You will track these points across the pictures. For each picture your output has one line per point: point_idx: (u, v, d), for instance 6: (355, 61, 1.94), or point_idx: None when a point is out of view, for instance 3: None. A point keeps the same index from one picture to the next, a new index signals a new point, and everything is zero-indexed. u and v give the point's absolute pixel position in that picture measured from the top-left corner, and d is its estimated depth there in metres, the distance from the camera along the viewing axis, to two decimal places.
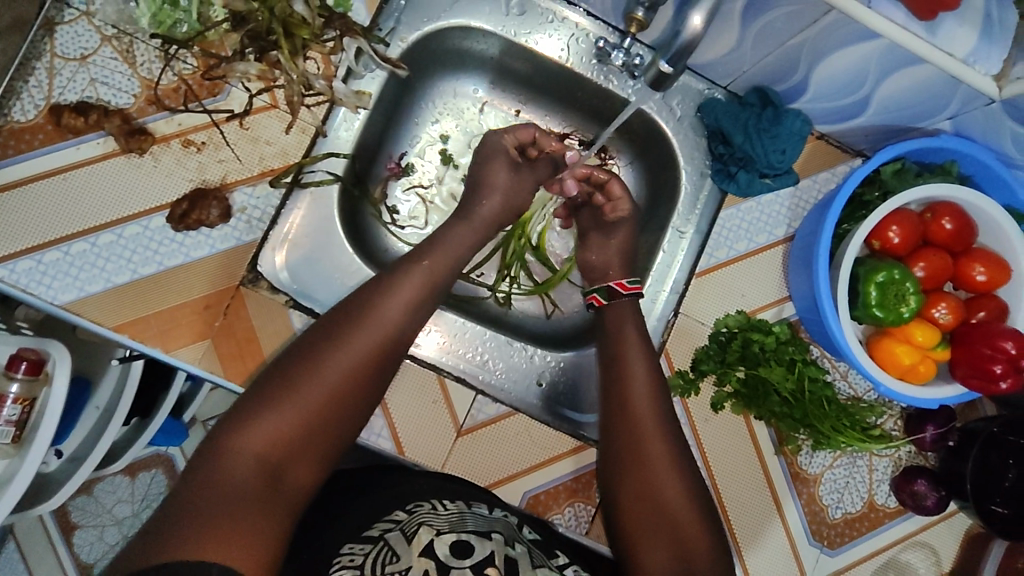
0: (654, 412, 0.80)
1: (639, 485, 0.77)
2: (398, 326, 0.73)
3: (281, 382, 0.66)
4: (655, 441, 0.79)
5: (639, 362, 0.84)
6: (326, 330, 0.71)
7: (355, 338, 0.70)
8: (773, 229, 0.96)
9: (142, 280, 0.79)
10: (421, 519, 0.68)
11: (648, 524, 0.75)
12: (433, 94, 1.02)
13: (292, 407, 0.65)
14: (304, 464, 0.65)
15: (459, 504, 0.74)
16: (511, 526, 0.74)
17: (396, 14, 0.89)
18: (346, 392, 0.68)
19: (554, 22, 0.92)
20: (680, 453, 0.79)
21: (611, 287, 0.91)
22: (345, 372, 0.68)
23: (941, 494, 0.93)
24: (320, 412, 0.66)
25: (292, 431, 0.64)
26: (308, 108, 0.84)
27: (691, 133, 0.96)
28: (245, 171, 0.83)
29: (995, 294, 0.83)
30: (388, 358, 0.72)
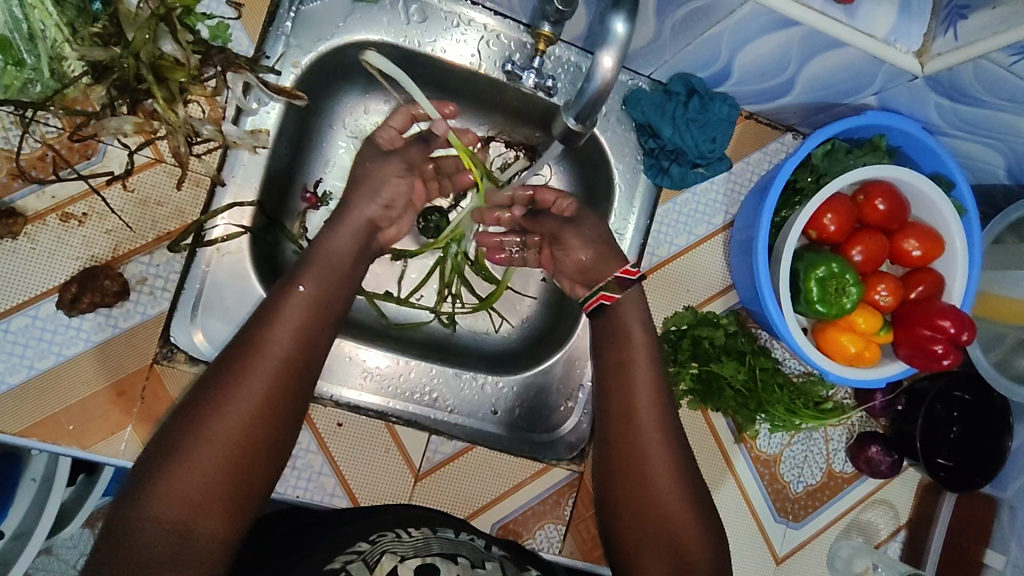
0: (655, 412, 0.74)
1: (638, 501, 0.71)
2: (295, 353, 0.65)
3: (175, 435, 0.58)
4: (659, 458, 0.72)
5: (641, 359, 0.76)
6: (219, 370, 0.62)
7: (253, 371, 0.62)
8: (711, 218, 0.94)
9: (41, 376, 0.73)
10: (385, 547, 0.63)
11: (644, 534, 0.70)
12: (342, 113, 0.92)
13: (194, 458, 0.57)
14: (219, 517, 0.57)
15: (424, 530, 0.69)
16: (477, 546, 0.69)
17: (283, 37, 0.80)
18: (257, 428, 0.60)
19: (459, 25, 0.85)
20: (682, 461, 0.73)
21: (618, 278, 0.80)
22: (246, 416, 0.60)
23: (894, 458, 0.96)
24: (233, 456, 0.59)
25: (197, 486, 0.57)
26: (198, 157, 0.77)
27: (619, 128, 0.91)
28: (137, 239, 0.75)
29: (931, 267, 0.84)
30: (293, 388, 0.64)
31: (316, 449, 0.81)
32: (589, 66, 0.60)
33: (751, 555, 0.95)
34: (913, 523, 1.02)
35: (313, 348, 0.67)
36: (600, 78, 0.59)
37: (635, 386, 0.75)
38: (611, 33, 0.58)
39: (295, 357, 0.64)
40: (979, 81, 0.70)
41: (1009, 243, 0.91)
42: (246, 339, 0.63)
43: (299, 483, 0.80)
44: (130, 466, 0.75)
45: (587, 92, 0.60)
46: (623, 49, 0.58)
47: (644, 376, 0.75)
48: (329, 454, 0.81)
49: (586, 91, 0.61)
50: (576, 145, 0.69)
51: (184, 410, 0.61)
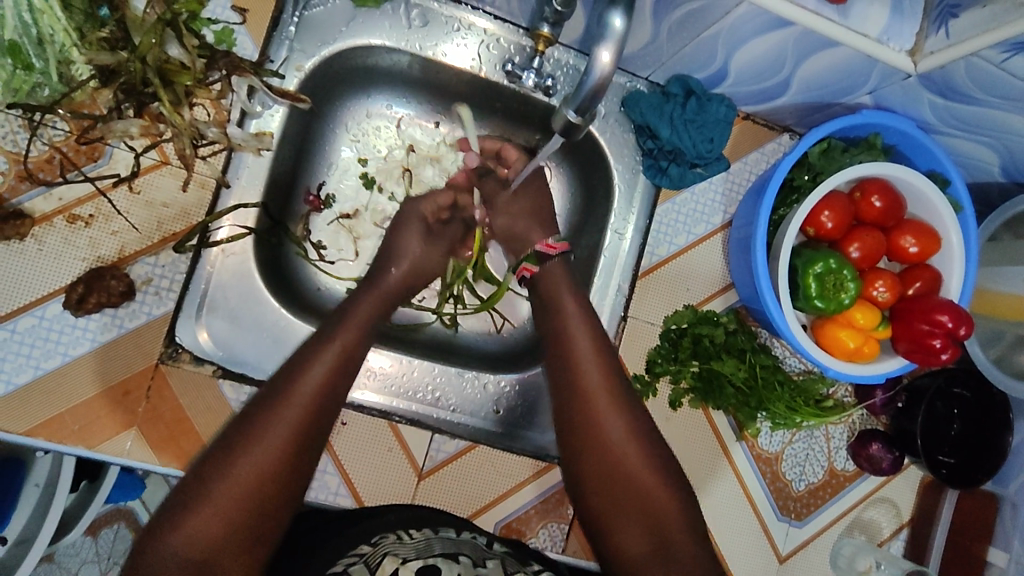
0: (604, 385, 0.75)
1: (598, 465, 0.71)
2: (321, 399, 0.65)
3: (203, 473, 0.59)
4: (609, 416, 0.73)
5: (585, 339, 0.78)
6: (246, 415, 0.63)
7: (279, 415, 0.62)
8: (710, 218, 0.95)
9: (47, 376, 0.73)
10: (387, 549, 0.64)
11: (614, 501, 0.70)
12: (345, 117, 0.94)
13: (220, 498, 0.58)
14: (237, 560, 0.58)
15: (426, 531, 0.69)
16: (479, 544, 0.69)
17: (287, 42, 0.81)
18: (280, 472, 0.60)
19: (460, 30, 0.86)
20: (638, 423, 0.73)
21: (539, 251, 0.87)
22: (271, 459, 0.60)
23: (895, 455, 0.96)
24: (253, 499, 0.59)
25: (219, 527, 0.57)
26: (203, 160, 0.78)
27: (618, 129, 0.92)
28: (143, 240, 0.76)
29: (928, 264, 0.85)
30: (319, 433, 0.64)
31: None
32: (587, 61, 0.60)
33: (754, 554, 0.95)
34: (915, 522, 1.02)
35: (338, 394, 0.67)
36: (598, 72, 0.59)
37: (597, 352, 0.77)
38: (609, 28, 0.58)
39: (321, 403, 0.65)
40: (971, 79, 0.71)
41: (1005, 240, 0.92)
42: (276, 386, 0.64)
43: None
44: (135, 465, 0.75)
45: (586, 86, 0.61)
46: (620, 43, 0.58)
47: (589, 358, 0.77)
48: (332, 452, 0.82)
49: (585, 86, 0.60)
50: (575, 139, 0.68)
51: (211, 450, 0.61)
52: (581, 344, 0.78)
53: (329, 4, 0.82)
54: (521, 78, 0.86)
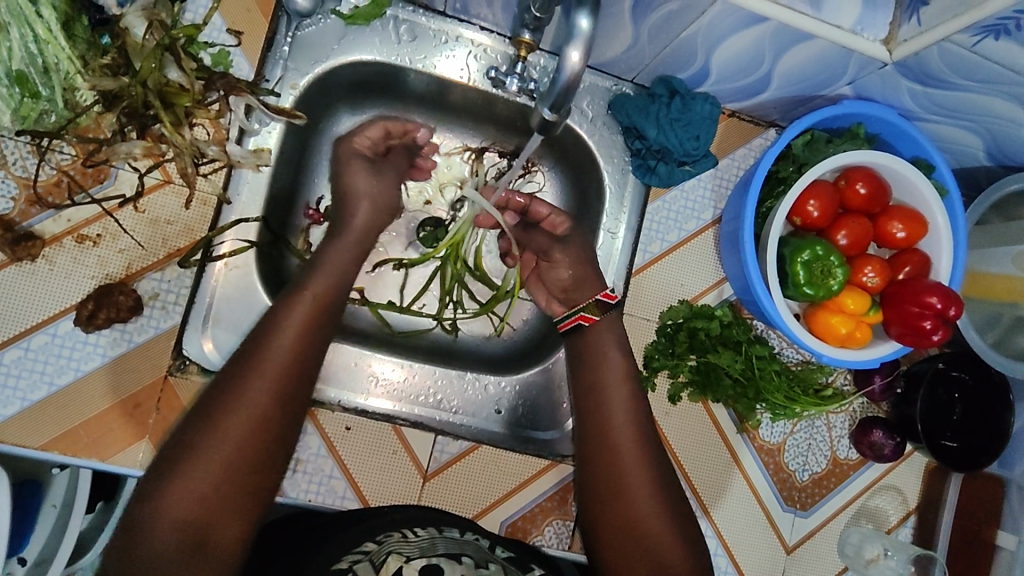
0: (634, 439, 0.78)
1: (618, 512, 0.74)
2: (295, 359, 0.68)
3: (188, 438, 0.62)
4: (635, 467, 0.76)
5: (617, 380, 0.82)
6: (224, 381, 0.65)
7: (256, 377, 0.65)
8: (700, 214, 0.97)
9: (61, 391, 0.76)
10: (391, 547, 0.65)
11: (628, 550, 0.73)
12: (341, 132, 0.97)
13: (202, 462, 0.60)
14: (230, 521, 0.61)
15: (431, 529, 0.71)
16: (483, 546, 0.70)
17: (281, 61, 0.84)
18: (262, 431, 0.64)
19: (448, 42, 0.89)
20: (660, 474, 0.77)
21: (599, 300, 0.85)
22: (251, 420, 0.63)
23: (897, 441, 0.96)
24: (241, 461, 0.62)
25: (208, 490, 0.60)
26: (205, 177, 0.81)
27: (606, 131, 0.95)
28: (149, 257, 0.79)
29: (917, 248, 0.85)
30: (293, 399, 0.67)
31: (326, 454, 0.83)
32: (558, 60, 0.62)
33: (760, 544, 0.96)
34: (923, 508, 1.02)
35: (312, 354, 0.70)
36: (568, 70, 0.62)
37: (630, 395, 0.81)
38: (576, 29, 0.60)
39: (294, 365, 0.68)
40: (944, 63, 0.72)
41: (994, 222, 0.93)
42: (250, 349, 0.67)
43: (311, 487, 0.82)
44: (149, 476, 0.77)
45: (559, 83, 0.63)
46: (588, 43, 0.61)
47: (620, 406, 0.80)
48: (338, 456, 0.83)
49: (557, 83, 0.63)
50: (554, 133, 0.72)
51: (192, 417, 0.64)
52: (615, 396, 0.81)
53: (321, 23, 0.86)
54: (506, 84, 0.89)
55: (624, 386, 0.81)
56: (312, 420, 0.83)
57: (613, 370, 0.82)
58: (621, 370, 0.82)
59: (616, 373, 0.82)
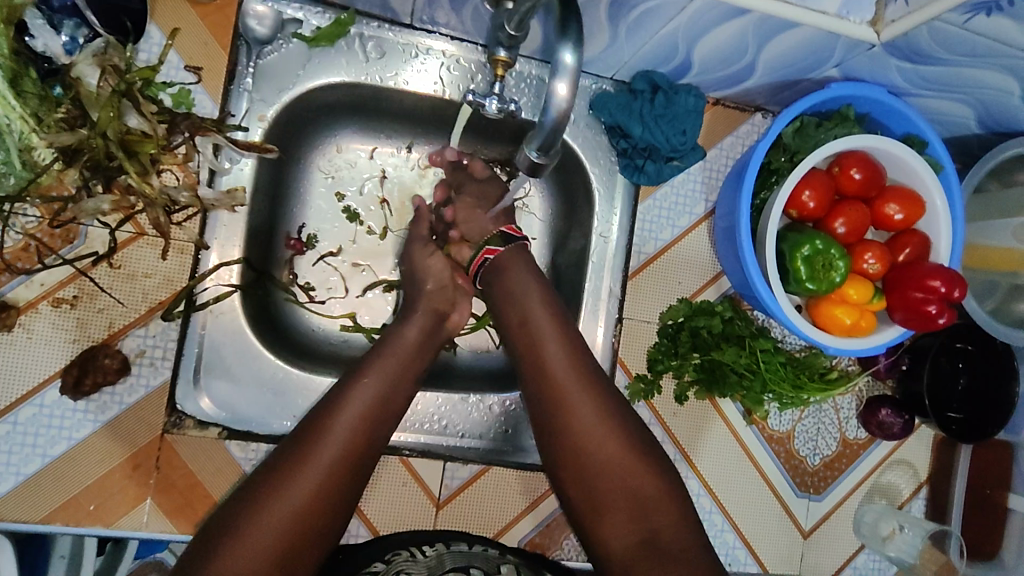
0: (576, 376, 0.77)
1: (575, 452, 0.74)
2: (357, 444, 0.66)
3: (234, 514, 0.61)
4: (582, 406, 0.75)
5: (551, 326, 0.80)
6: (283, 457, 0.65)
7: (316, 456, 0.64)
8: (692, 209, 0.95)
9: (56, 462, 0.73)
10: (399, 565, 0.66)
11: (594, 486, 0.73)
12: (315, 156, 0.93)
13: (248, 540, 0.59)
14: None
15: (439, 547, 0.71)
16: (492, 554, 0.71)
17: (246, 92, 0.81)
18: (313, 509, 0.62)
19: (418, 55, 0.86)
20: (611, 406, 0.76)
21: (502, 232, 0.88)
22: (304, 497, 0.62)
23: (905, 419, 0.96)
24: (286, 536, 0.60)
25: (248, 566, 0.58)
26: (179, 226, 0.77)
27: (588, 132, 0.92)
28: (130, 313, 0.75)
29: (916, 229, 0.84)
30: (348, 481, 0.65)
31: None
32: (544, 95, 0.58)
33: (777, 532, 0.96)
34: (933, 479, 1.03)
35: (375, 438, 0.69)
36: (556, 108, 0.58)
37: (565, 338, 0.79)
38: (561, 63, 0.56)
39: (356, 449, 0.66)
40: (935, 41, 0.70)
41: (991, 190, 0.92)
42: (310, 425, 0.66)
43: None
44: (158, 537, 0.76)
45: (546, 124, 0.59)
46: (575, 76, 0.57)
47: (562, 368, 0.77)
48: None
49: (546, 121, 0.59)
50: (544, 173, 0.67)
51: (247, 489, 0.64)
52: (554, 360, 0.77)
53: (283, 48, 0.82)
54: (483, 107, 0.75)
55: (555, 325, 0.80)
56: None
57: (549, 332, 0.79)
58: (561, 334, 0.79)
59: (554, 334, 0.79)
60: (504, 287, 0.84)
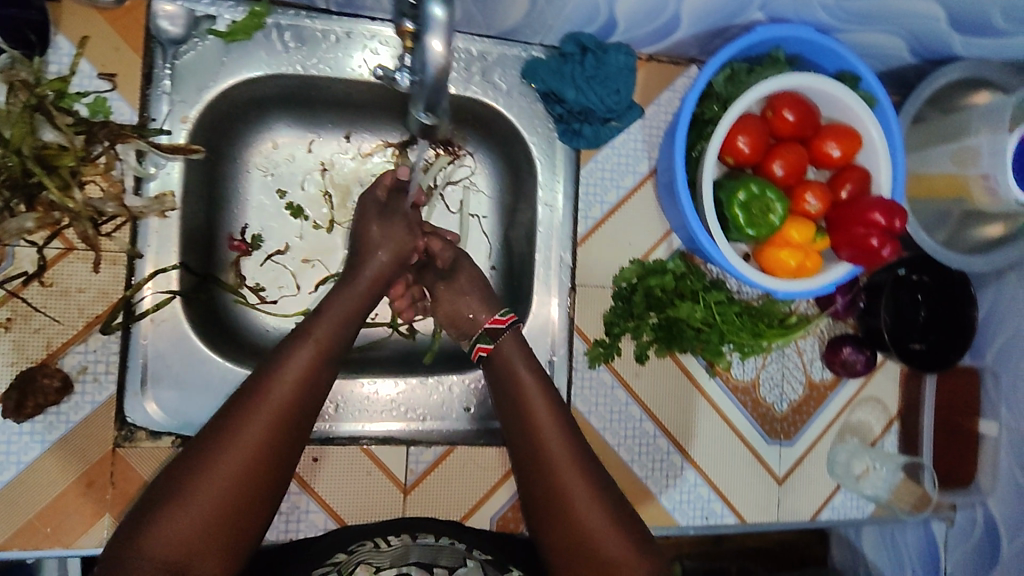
0: (565, 447, 0.71)
1: (565, 531, 0.68)
2: (300, 394, 0.65)
3: (178, 474, 0.60)
4: (572, 478, 0.69)
5: (538, 394, 0.74)
6: (224, 413, 0.63)
7: (259, 412, 0.63)
8: (636, 167, 0.93)
9: (7, 487, 0.72)
10: (361, 557, 0.65)
11: (581, 566, 0.66)
12: (251, 154, 0.91)
13: (186, 507, 0.58)
14: (210, 559, 0.59)
15: (405, 537, 0.70)
16: (460, 550, 0.69)
17: (165, 95, 0.79)
18: (259, 466, 0.61)
19: (340, 40, 0.84)
20: (600, 479, 0.70)
21: (490, 328, 0.81)
22: (248, 454, 0.61)
23: (867, 355, 0.97)
24: (233, 496, 0.60)
25: (194, 525, 0.58)
26: (110, 237, 0.76)
27: (523, 101, 0.91)
28: (68, 330, 0.74)
29: (855, 164, 0.83)
30: (295, 435, 0.64)
31: (299, 490, 0.81)
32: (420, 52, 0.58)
33: (750, 482, 0.96)
34: (903, 412, 1.04)
35: (318, 390, 0.67)
36: (433, 63, 0.57)
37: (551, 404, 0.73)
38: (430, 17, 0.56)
39: (300, 400, 0.65)
40: None
41: (930, 119, 0.92)
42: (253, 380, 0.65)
43: (290, 525, 0.81)
44: None
45: (427, 79, 0.59)
46: (448, 29, 0.56)
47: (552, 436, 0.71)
48: (314, 491, 0.81)
49: (426, 77, 0.58)
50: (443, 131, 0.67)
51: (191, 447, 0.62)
52: (543, 429, 0.72)
53: (199, 46, 0.80)
54: None
55: (540, 389, 0.74)
56: None
57: (537, 400, 0.74)
58: (549, 404, 0.73)
59: (542, 403, 0.74)
60: (493, 360, 0.79)
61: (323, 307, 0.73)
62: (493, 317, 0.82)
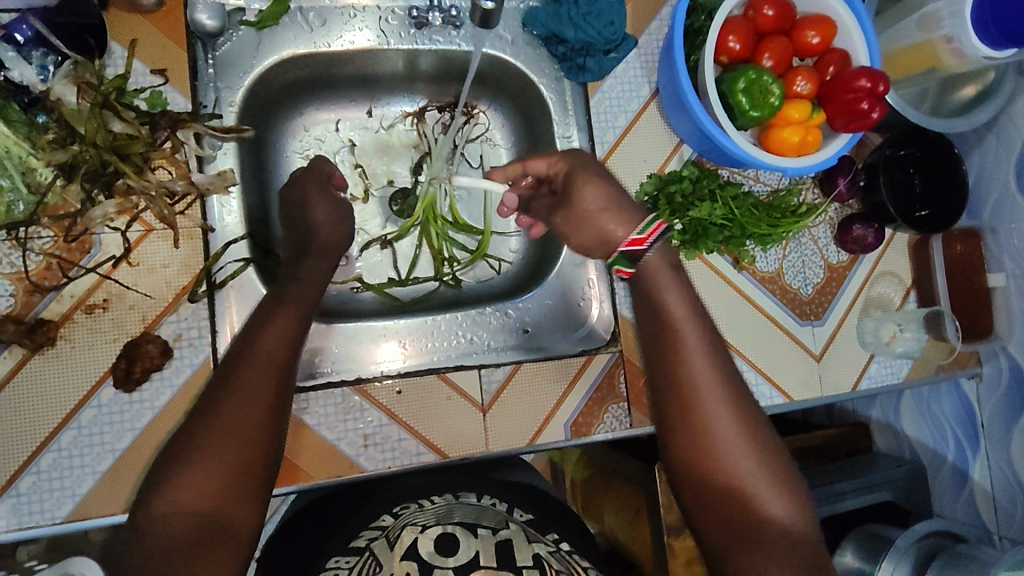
0: (713, 386, 0.71)
1: (706, 467, 0.70)
2: (283, 352, 0.70)
3: (186, 441, 0.64)
4: (718, 419, 0.70)
5: (688, 322, 0.73)
6: (218, 380, 0.68)
7: (247, 372, 0.67)
8: (639, 92, 1.02)
9: (126, 453, 0.78)
10: (406, 521, 0.70)
11: (716, 497, 0.69)
12: (286, 138, 1.02)
13: (201, 462, 0.62)
14: (235, 510, 0.63)
15: (446, 496, 0.76)
16: (500, 512, 0.74)
17: (211, 84, 0.88)
18: (259, 422, 0.65)
19: (356, 15, 0.94)
20: (746, 419, 0.71)
21: (629, 251, 0.75)
22: (252, 412, 0.65)
23: (876, 227, 1.05)
24: (243, 452, 0.64)
25: (212, 481, 0.62)
26: (184, 214, 0.83)
27: (528, 48, 1.00)
28: (159, 303, 0.81)
29: (833, 48, 0.93)
30: (286, 391, 0.69)
31: (388, 421, 0.88)
32: None
33: (790, 362, 1.03)
34: (918, 282, 1.12)
35: (298, 350, 0.72)
36: None
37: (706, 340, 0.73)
38: None
39: (284, 358, 0.70)
40: None
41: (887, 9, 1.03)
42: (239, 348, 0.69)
43: (385, 455, 0.87)
44: None
45: None
46: None
47: (701, 373, 0.72)
48: (402, 421, 0.88)
49: None
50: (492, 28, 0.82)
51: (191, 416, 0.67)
52: (694, 363, 0.72)
53: (234, 37, 0.89)
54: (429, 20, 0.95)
55: (693, 320, 0.74)
56: (362, 393, 0.88)
57: (689, 330, 0.73)
58: (701, 336, 0.73)
59: (693, 332, 0.73)
60: (638, 282, 0.76)
61: (294, 278, 0.80)
62: (629, 237, 0.75)
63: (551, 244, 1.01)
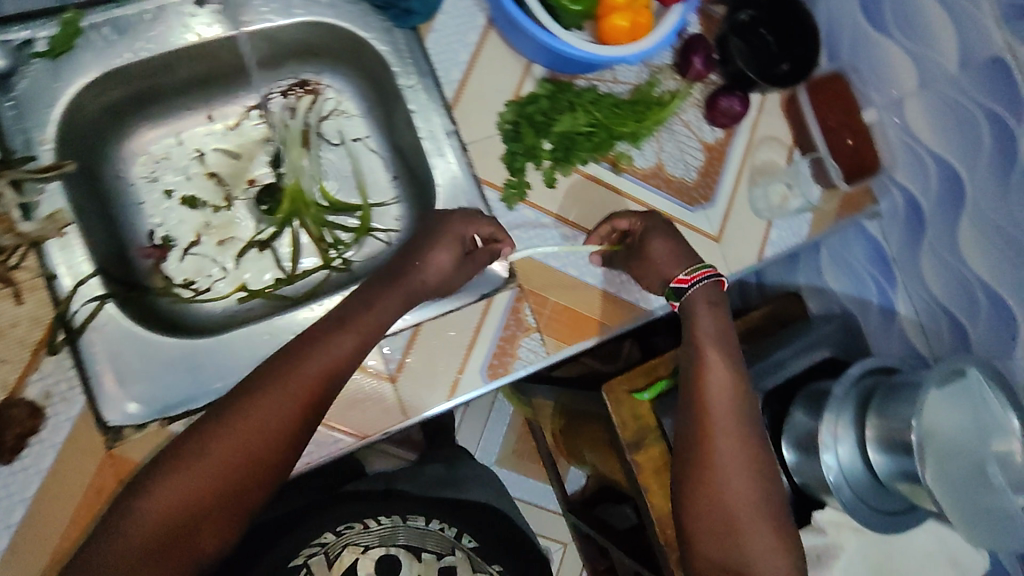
0: (736, 458, 0.88)
1: (700, 483, 0.87)
2: (314, 389, 0.77)
3: (193, 443, 0.74)
4: (730, 451, 0.88)
5: (716, 367, 0.90)
6: (240, 392, 0.77)
7: (266, 396, 0.75)
8: (473, 22, 0.98)
9: (23, 524, 0.75)
10: (347, 540, 0.97)
11: (701, 504, 0.87)
12: (126, 161, 0.97)
13: (192, 471, 0.73)
14: (213, 516, 0.74)
15: (394, 518, 1.01)
16: (449, 537, 1.03)
17: (16, 127, 0.82)
18: (265, 443, 0.75)
19: (154, 17, 0.87)
20: (759, 471, 0.89)
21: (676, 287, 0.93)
22: (263, 433, 0.75)
23: (741, 95, 1.03)
24: (237, 465, 0.74)
25: (198, 486, 0.73)
26: (17, 268, 0.79)
27: (349, 6, 0.94)
28: (17, 364, 0.77)
29: None
30: (301, 428, 0.77)
31: None
32: None
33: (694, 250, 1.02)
34: (798, 137, 1.09)
35: (334, 385, 0.79)
36: None
37: (732, 401, 0.89)
38: None
39: (313, 392, 0.77)
40: None
41: None
42: (277, 369, 0.77)
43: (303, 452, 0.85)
44: None
45: None
46: None
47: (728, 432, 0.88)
48: None
49: None
50: None
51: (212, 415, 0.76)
52: (715, 411, 0.89)
53: (28, 74, 0.82)
54: None
55: (718, 364, 0.90)
56: None
57: (717, 374, 0.90)
58: (726, 372, 0.90)
59: (722, 377, 0.90)
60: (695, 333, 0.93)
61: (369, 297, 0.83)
62: (677, 276, 0.93)
63: (427, 200, 0.99)
